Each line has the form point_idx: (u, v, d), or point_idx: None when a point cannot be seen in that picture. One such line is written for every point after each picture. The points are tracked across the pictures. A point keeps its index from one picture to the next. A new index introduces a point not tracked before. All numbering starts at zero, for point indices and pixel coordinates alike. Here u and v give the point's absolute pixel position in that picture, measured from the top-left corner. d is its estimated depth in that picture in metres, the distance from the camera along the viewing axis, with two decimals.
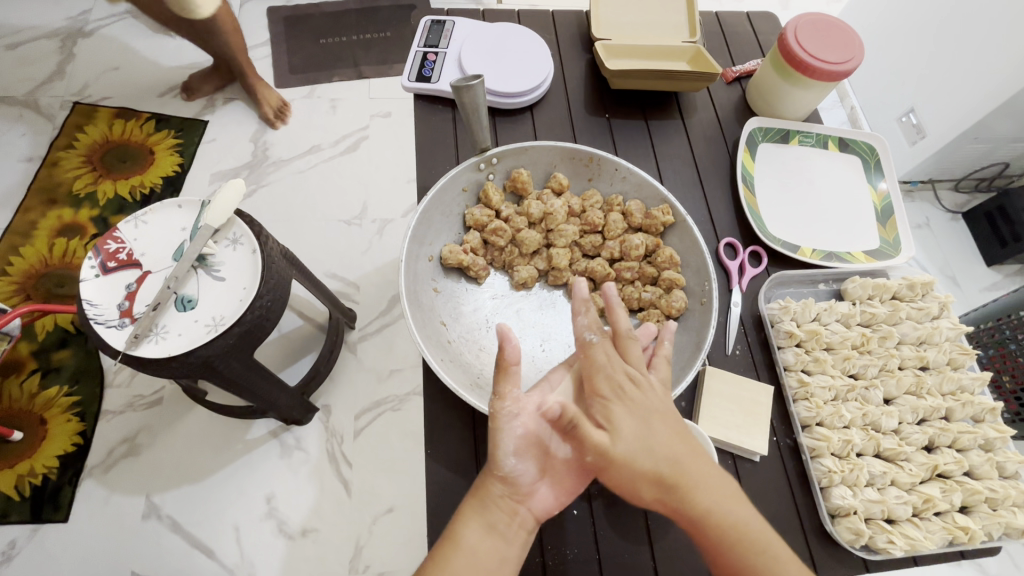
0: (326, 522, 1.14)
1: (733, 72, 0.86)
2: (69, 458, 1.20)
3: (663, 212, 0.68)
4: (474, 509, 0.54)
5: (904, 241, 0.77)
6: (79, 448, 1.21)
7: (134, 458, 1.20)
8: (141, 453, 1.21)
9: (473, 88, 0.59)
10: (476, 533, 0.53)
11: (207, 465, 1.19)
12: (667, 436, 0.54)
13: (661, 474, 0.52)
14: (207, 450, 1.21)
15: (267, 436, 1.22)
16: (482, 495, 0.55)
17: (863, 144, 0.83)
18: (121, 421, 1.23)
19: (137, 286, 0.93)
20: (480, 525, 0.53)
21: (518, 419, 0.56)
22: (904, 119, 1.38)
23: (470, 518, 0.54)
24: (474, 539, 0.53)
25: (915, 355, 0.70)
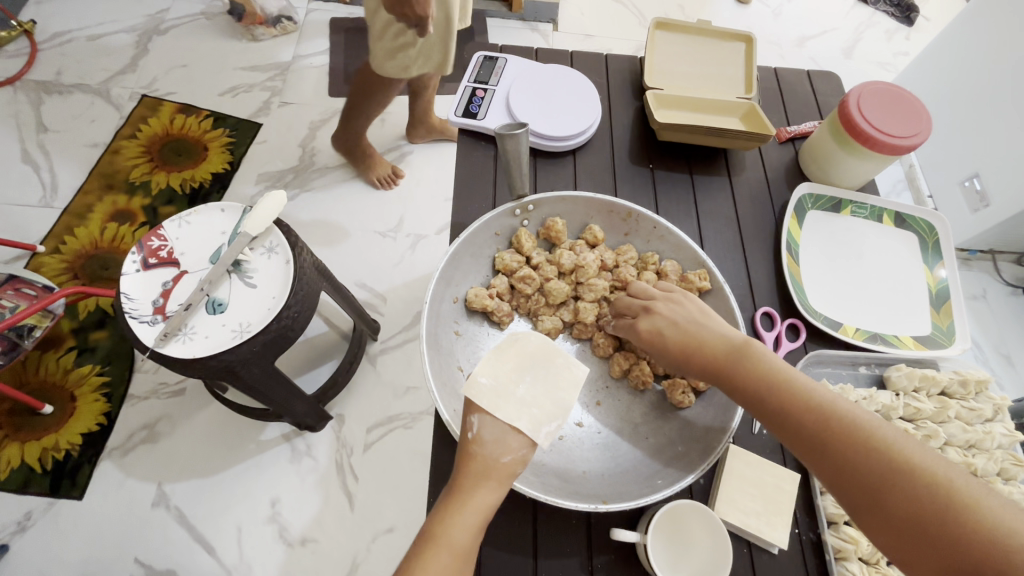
0: (326, 534, 1.13)
1: (787, 133, 0.83)
2: (92, 437, 1.23)
3: (700, 277, 0.65)
4: (462, 501, 0.48)
5: (959, 331, 0.72)
6: (102, 428, 1.24)
7: (151, 445, 1.23)
8: (160, 440, 1.23)
9: (517, 137, 0.58)
10: (464, 528, 0.47)
11: (219, 461, 1.21)
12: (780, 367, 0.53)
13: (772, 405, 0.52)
14: (221, 446, 1.22)
15: (279, 439, 1.23)
16: (472, 478, 0.49)
17: (921, 221, 0.78)
18: (144, 407, 1.27)
19: (172, 285, 0.96)
20: (466, 518, 0.47)
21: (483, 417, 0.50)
22: (967, 185, 1.31)
23: (455, 508, 0.48)
24: (463, 532, 0.47)
25: (962, 460, 0.65)
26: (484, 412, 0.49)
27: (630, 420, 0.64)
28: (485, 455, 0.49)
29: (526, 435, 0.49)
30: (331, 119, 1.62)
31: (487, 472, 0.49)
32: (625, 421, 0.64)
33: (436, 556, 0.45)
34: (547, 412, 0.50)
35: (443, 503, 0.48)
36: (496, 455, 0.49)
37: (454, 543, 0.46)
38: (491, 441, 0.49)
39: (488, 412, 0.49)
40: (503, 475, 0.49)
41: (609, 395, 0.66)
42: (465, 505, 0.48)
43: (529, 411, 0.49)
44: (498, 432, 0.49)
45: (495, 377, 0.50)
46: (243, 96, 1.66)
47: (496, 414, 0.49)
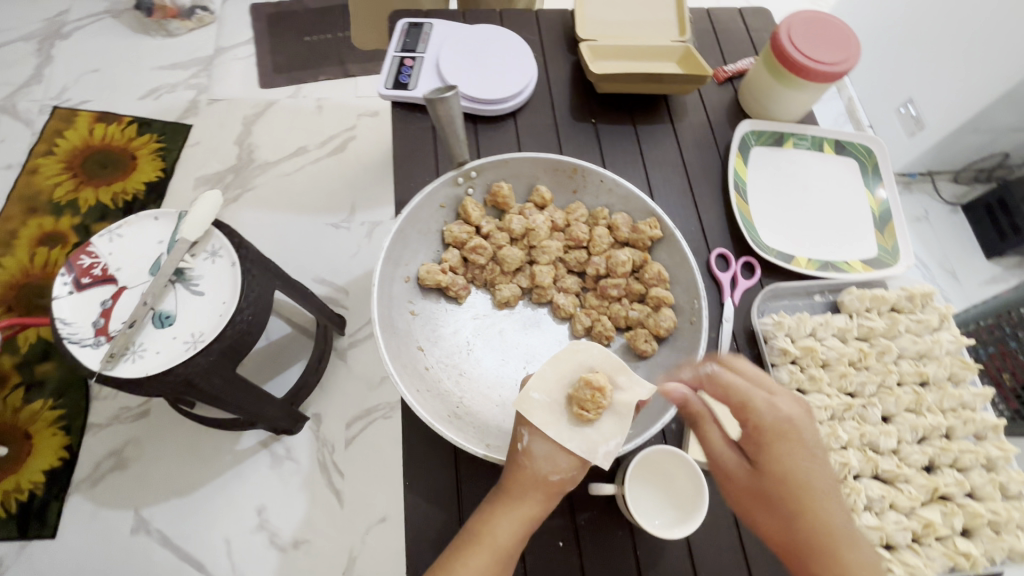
0: (319, 533, 1.12)
1: (724, 72, 0.83)
2: (56, 473, 1.17)
3: (651, 227, 0.65)
4: (505, 510, 0.50)
5: (903, 249, 0.74)
6: (65, 462, 1.18)
7: (122, 472, 1.17)
8: (130, 466, 1.18)
9: (447, 100, 0.56)
10: (507, 532, 0.49)
11: (197, 477, 1.17)
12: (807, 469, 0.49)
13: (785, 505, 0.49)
14: (196, 462, 1.18)
15: (257, 446, 1.19)
16: (517, 489, 0.51)
17: (860, 146, 0.80)
18: (108, 434, 1.21)
19: (112, 303, 0.89)
20: (510, 521, 0.50)
21: (536, 438, 0.52)
22: (903, 111, 1.34)
23: (500, 509, 0.50)
24: (504, 536, 0.49)
25: (914, 370, 0.68)
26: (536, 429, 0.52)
27: None
28: (533, 466, 0.51)
29: (578, 454, 0.51)
30: (265, 111, 1.53)
31: (535, 485, 0.51)
32: None
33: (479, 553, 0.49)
34: (603, 432, 0.52)
35: (490, 504, 0.51)
36: (545, 468, 0.51)
37: (495, 545, 0.49)
38: (541, 457, 0.51)
39: (540, 429, 0.51)
40: (549, 489, 0.51)
41: None
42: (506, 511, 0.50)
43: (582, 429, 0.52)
44: (548, 448, 0.51)
45: (546, 394, 0.53)
46: (166, 97, 1.55)
47: (546, 431, 0.51)
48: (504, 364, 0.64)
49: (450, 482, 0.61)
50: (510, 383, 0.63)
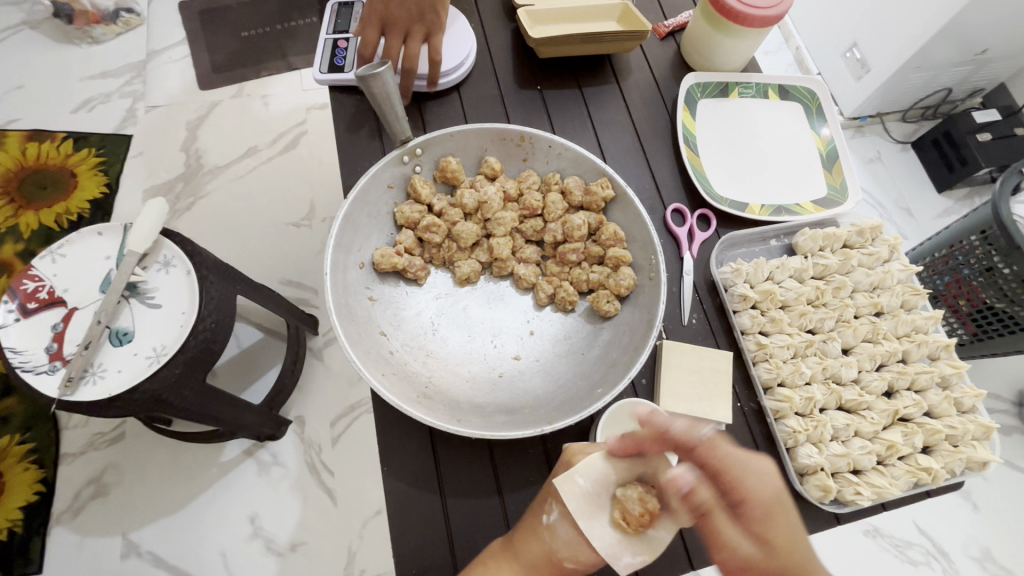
0: (315, 534, 1.08)
1: (665, 27, 0.83)
2: (33, 508, 1.13)
3: (602, 187, 0.65)
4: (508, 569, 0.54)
5: (851, 186, 0.76)
6: (42, 496, 1.14)
7: (103, 499, 1.13)
8: (110, 492, 1.14)
9: (381, 76, 0.56)
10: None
11: (182, 495, 1.13)
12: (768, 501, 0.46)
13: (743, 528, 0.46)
14: (177, 479, 1.14)
15: (241, 456, 1.15)
16: (528, 557, 0.54)
17: (803, 89, 0.81)
18: (84, 463, 1.16)
19: (64, 325, 0.82)
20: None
21: (563, 524, 0.53)
22: (849, 55, 1.34)
23: (504, 566, 0.54)
24: None
25: (868, 302, 0.70)
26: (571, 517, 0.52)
27: (565, 341, 0.65)
28: (552, 542, 0.53)
29: (600, 554, 0.52)
30: (208, 113, 1.46)
31: (543, 557, 0.54)
32: (563, 339, 0.65)
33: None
34: (633, 543, 0.51)
35: (495, 559, 0.54)
36: (562, 553, 0.53)
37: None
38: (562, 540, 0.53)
39: (570, 517, 0.52)
40: (557, 567, 0.54)
41: (541, 324, 0.66)
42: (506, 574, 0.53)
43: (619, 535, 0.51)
44: (573, 533, 0.53)
45: (592, 480, 0.52)
46: (100, 108, 1.47)
47: (578, 524, 0.51)
48: (471, 340, 0.64)
49: (429, 461, 0.62)
50: (478, 358, 0.63)
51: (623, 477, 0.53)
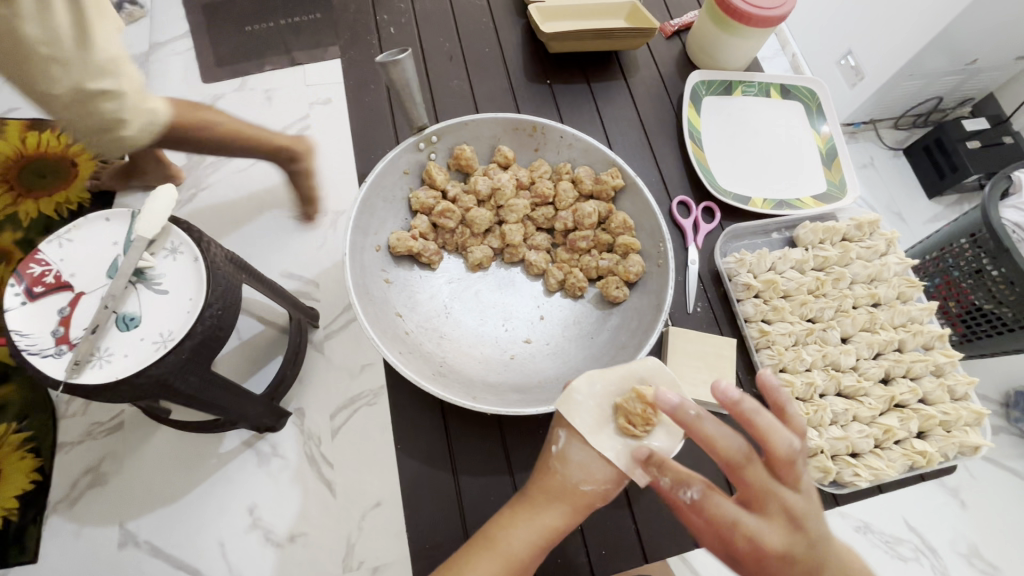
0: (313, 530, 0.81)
1: (671, 27, 0.88)
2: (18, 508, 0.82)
3: (612, 176, 0.68)
4: (532, 513, 0.56)
5: (850, 182, 0.81)
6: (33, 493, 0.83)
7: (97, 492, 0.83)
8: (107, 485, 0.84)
9: (400, 64, 0.58)
10: (523, 541, 0.54)
11: (167, 493, 0.83)
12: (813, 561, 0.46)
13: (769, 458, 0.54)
14: (167, 476, 0.84)
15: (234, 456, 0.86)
16: (551, 495, 0.56)
17: (804, 89, 0.86)
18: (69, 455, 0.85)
19: (71, 310, 0.66)
20: (528, 527, 0.55)
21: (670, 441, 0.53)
22: (843, 62, 1.37)
23: (523, 516, 0.56)
24: (519, 545, 0.54)
25: (867, 293, 0.72)
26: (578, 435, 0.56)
27: (575, 326, 0.68)
28: (565, 472, 0.56)
29: (616, 467, 0.55)
30: None
31: (565, 493, 0.55)
32: (572, 325, 0.68)
33: (493, 558, 0.53)
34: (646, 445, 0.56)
35: (513, 510, 0.57)
36: (576, 479, 0.56)
37: (507, 550, 0.54)
38: (573, 464, 0.56)
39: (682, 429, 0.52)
40: (578, 496, 0.55)
41: (550, 309, 0.69)
42: (539, 505, 0.56)
43: (625, 439, 0.56)
44: (583, 456, 0.56)
45: (591, 394, 0.57)
46: None
47: (586, 442, 0.55)
48: (483, 324, 0.67)
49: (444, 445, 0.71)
50: (489, 341, 0.66)
51: (620, 386, 0.58)
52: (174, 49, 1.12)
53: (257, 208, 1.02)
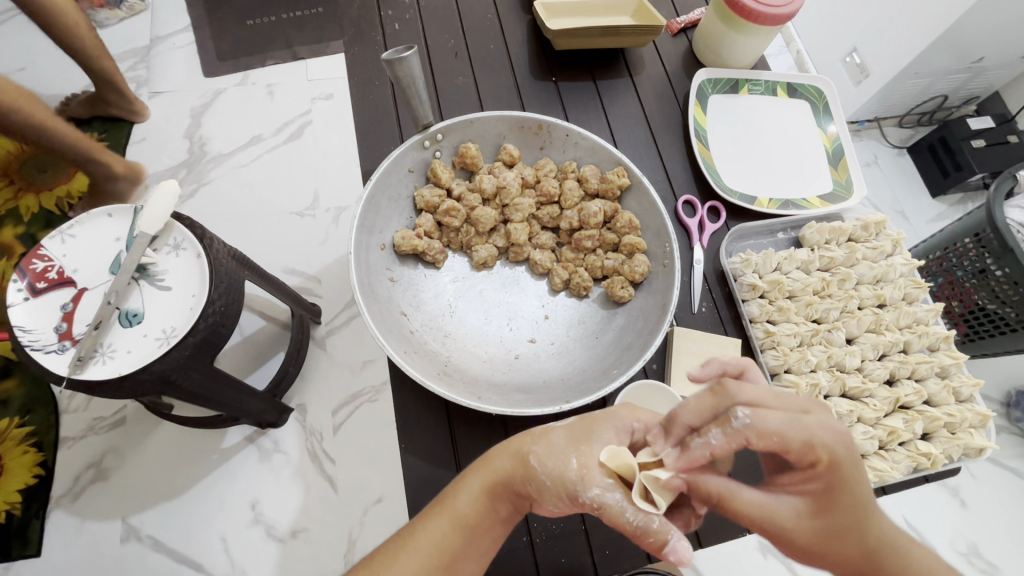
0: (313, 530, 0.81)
1: (677, 24, 0.88)
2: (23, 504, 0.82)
3: (618, 175, 0.68)
4: (484, 469, 0.54)
5: (856, 182, 0.81)
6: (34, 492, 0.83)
7: (97, 492, 0.83)
8: (105, 487, 0.83)
9: (406, 60, 0.58)
10: (468, 503, 0.53)
11: (165, 493, 0.83)
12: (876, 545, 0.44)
13: (842, 510, 0.44)
14: (162, 482, 0.84)
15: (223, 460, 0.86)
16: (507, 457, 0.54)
17: (810, 88, 0.86)
18: (72, 455, 0.85)
19: (74, 305, 0.65)
20: (476, 490, 0.53)
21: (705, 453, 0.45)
22: (849, 60, 1.35)
23: (476, 473, 0.54)
24: (465, 503, 0.53)
25: (872, 293, 0.72)
26: (584, 425, 0.53)
27: (580, 325, 0.68)
28: (534, 439, 0.53)
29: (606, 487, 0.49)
30: None
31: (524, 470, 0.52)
32: (576, 325, 0.68)
33: (442, 513, 0.53)
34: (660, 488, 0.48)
35: (469, 471, 0.55)
36: (535, 450, 0.52)
37: (454, 511, 0.53)
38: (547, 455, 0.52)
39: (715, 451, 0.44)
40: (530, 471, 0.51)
41: (555, 308, 0.69)
42: (491, 462, 0.54)
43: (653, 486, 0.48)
44: (567, 440, 0.52)
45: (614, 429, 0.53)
46: None
47: (571, 439, 0.52)
48: (488, 323, 0.67)
49: (450, 445, 0.71)
50: (494, 340, 0.66)
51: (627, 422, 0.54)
52: (175, 44, 1.11)
53: (258, 203, 1.01)
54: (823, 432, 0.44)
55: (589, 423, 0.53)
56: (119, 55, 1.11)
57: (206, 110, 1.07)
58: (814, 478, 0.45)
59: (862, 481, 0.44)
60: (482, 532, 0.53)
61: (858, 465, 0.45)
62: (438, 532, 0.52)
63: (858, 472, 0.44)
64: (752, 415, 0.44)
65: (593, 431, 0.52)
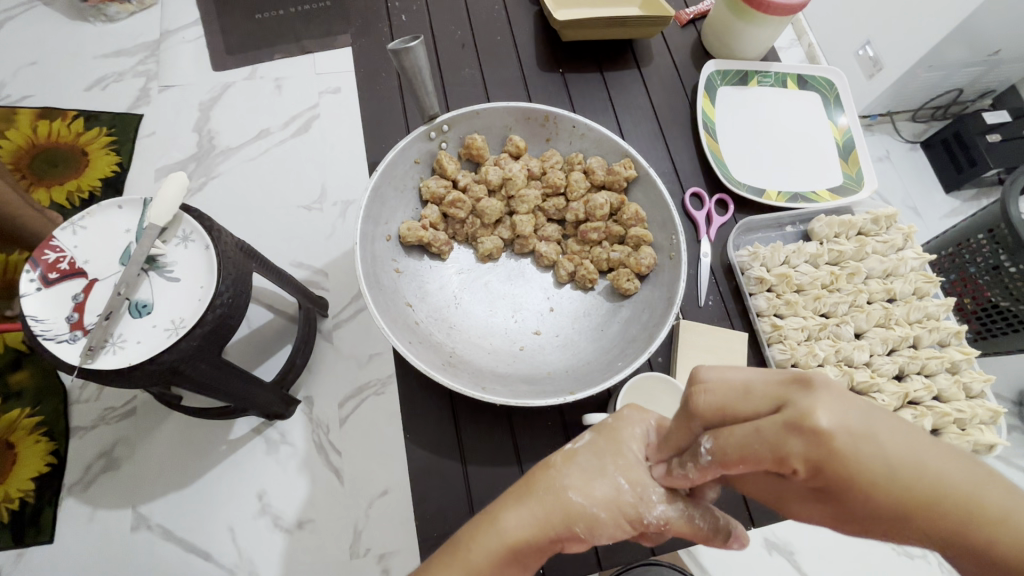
0: (320, 522, 0.81)
1: (687, 15, 0.88)
2: (38, 491, 0.83)
3: (625, 167, 0.67)
4: (498, 511, 0.47)
5: (866, 175, 0.80)
6: (47, 481, 0.84)
7: (109, 481, 0.84)
8: (117, 476, 0.85)
9: (411, 50, 0.58)
10: (486, 558, 0.45)
11: (175, 482, 0.84)
12: (913, 493, 0.33)
13: (844, 501, 0.34)
14: (172, 472, 0.85)
15: (231, 450, 0.86)
16: (534, 492, 0.47)
17: (820, 79, 0.85)
18: (86, 443, 0.87)
19: (85, 296, 0.66)
20: (493, 538, 0.45)
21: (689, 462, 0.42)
22: (862, 53, 1.31)
23: (504, 508, 0.47)
24: (479, 555, 0.45)
25: (882, 288, 0.72)
26: (611, 438, 0.48)
27: (585, 318, 0.68)
28: (562, 471, 0.47)
29: (631, 505, 0.45)
30: None
31: (548, 496, 0.46)
32: (582, 318, 0.68)
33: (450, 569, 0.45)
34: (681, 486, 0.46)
35: (492, 506, 0.48)
36: (569, 484, 0.46)
37: (468, 566, 0.45)
38: (579, 484, 0.46)
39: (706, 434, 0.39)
40: (565, 507, 0.45)
41: (560, 301, 0.69)
42: (506, 517, 0.46)
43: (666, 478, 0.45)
44: (599, 462, 0.47)
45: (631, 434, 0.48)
46: None
47: (603, 459, 0.47)
48: (493, 315, 0.67)
49: (456, 436, 0.72)
50: (500, 332, 0.66)
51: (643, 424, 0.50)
52: (185, 37, 1.12)
53: (265, 196, 1.02)
54: (794, 439, 0.33)
55: (614, 435, 0.49)
56: (129, 48, 1.11)
57: (215, 104, 1.07)
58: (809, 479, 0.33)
59: (863, 463, 0.32)
60: None
61: (867, 443, 0.33)
62: None
63: (853, 460, 0.32)
64: (710, 444, 0.37)
65: (624, 442, 0.47)
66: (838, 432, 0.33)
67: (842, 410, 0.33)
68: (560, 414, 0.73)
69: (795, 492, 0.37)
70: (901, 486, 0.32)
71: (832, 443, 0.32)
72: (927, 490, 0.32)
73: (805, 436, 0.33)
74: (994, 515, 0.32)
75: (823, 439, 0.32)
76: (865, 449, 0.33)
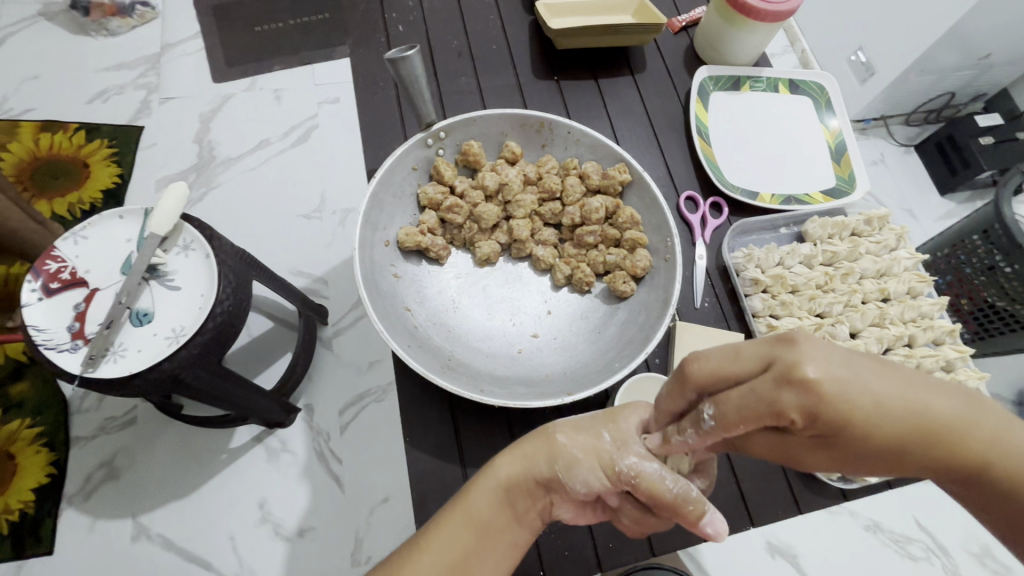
0: (320, 531, 0.81)
1: (679, 22, 0.89)
2: (37, 503, 0.83)
3: (620, 171, 0.68)
4: (495, 458, 0.53)
5: (858, 177, 0.81)
6: (46, 493, 0.84)
7: (108, 492, 0.84)
8: (116, 486, 0.85)
9: (408, 59, 0.60)
10: (485, 501, 0.51)
11: (175, 492, 0.84)
12: (922, 425, 0.39)
13: (851, 444, 0.39)
14: (172, 481, 0.85)
15: (231, 459, 0.86)
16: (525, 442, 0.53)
17: (811, 84, 0.86)
18: (86, 454, 0.87)
19: (86, 305, 0.66)
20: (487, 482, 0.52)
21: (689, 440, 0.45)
22: (854, 58, 1.32)
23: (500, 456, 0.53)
24: (478, 499, 0.51)
25: (876, 288, 0.73)
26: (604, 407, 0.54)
27: (582, 321, 0.68)
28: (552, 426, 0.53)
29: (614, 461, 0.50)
30: None
31: (539, 446, 0.52)
32: (579, 320, 0.69)
33: (456, 515, 0.51)
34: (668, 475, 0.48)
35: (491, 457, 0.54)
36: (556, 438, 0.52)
37: (470, 507, 0.51)
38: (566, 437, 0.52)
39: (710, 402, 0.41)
40: (551, 455, 0.51)
41: (557, 304, 0.70)
42: (499, 461, 0.52)
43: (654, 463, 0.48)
44: (590, 422, 0.52)
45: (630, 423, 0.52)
46: None
47: (593, 421, 0.52)
48: (491, 318, 0.68)
49: (456, 441, 0.72)
50: (497, 335, 0.67)
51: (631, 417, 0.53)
52: (185, 50, 1.13)
53: (265, 206, 1.03)
54: (787, 395, 0.37)
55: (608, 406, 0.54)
56: (130, 62, 1.13)
57: (215, 115, 1.08)
58: (807, 426, 0.38)
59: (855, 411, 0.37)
60: (491, 527, 0.51)
61: (857, 384, 0.37)
62: (452, 527, 0.51)
63: (847, 406, 0.37)
64: (713, 411, 0.40)
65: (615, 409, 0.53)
66: (825, 381, 0.36)
67: (826, 360, 0.37)
68: (559, 416, 0.74)
69: (800, 446, 0.42)
70: (911, 418, 0.38)
71: (821, 389, 0.36)
72: (923, 425, 0.38)
73: (796, 391, 0.36)
74: (980, 438, 0.39)
75: (814, 388, 0.36)
76: (845, 392, 0.37)
